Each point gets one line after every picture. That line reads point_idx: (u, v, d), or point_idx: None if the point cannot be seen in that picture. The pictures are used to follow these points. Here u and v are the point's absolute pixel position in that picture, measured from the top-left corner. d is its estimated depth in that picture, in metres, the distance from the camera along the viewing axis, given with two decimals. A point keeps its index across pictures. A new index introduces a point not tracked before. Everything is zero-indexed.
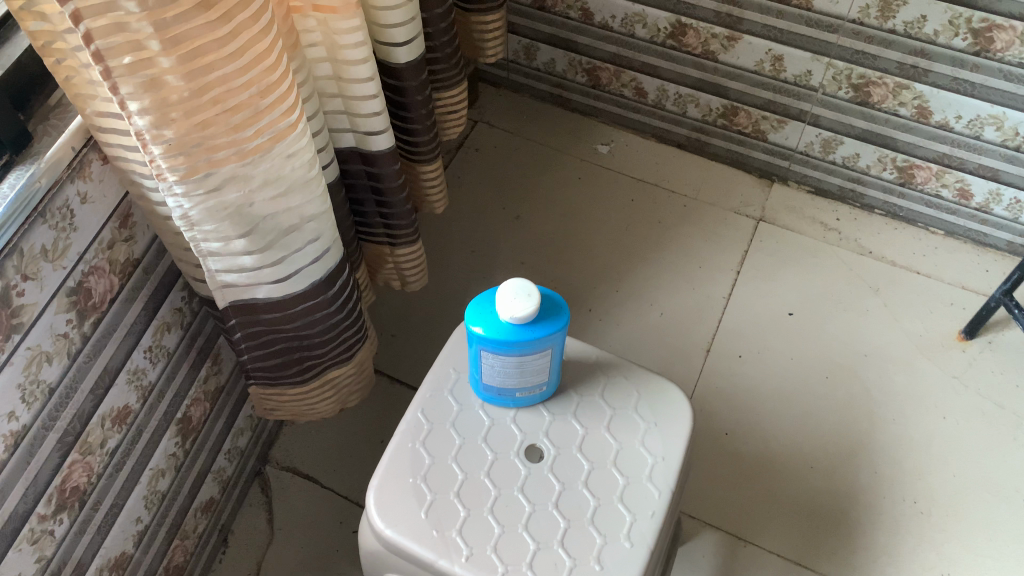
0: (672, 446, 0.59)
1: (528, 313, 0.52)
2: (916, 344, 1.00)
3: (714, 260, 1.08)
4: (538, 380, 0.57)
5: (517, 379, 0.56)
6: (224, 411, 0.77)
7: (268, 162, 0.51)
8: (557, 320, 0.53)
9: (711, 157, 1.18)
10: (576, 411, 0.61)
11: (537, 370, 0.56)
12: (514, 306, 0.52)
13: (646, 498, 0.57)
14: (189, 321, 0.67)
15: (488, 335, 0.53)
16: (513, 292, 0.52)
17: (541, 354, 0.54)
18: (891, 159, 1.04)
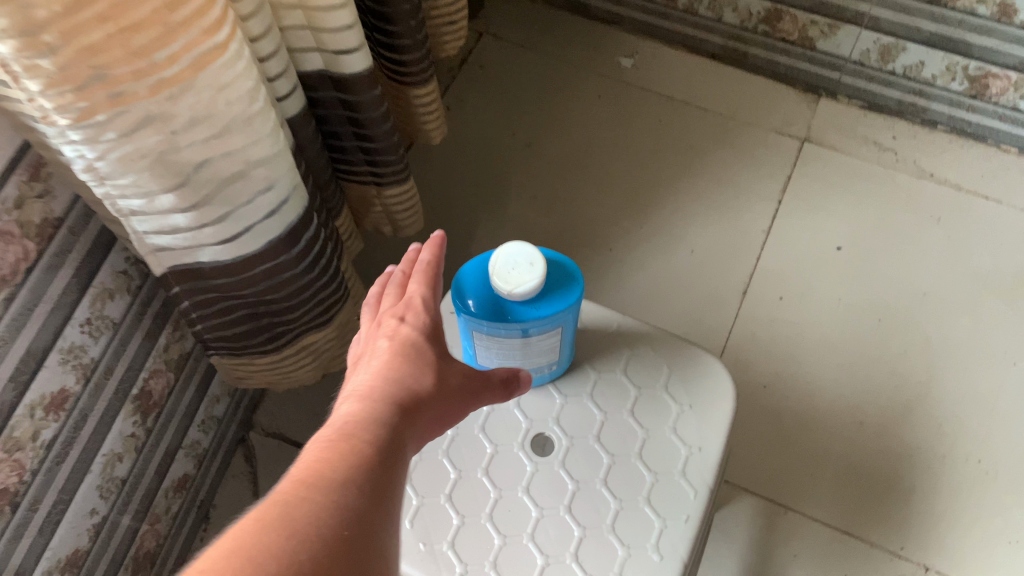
0: (710, 435, 0.50)
1: (530, 288, 0.43)
2: (983, 280, 0.88)
3: (752, 189, 0.96)
4: (544, 362, 0.49)
5: (521, 358, 0.48)
6: (193, 379, 0.68)
7: (193, 95, 0.40)
8: (569, 293, 0.45)
9: (750, 70, 1.04)
10: (594, 392, 0.52)
11: (544, 350, 0.48)
12: (513, 282, 0.43)
13: (679, 499, 0.48)
14: (138, 284, 0.58)
15: (485, 310, 0.45)
16: (511, 263, 0.44)
17: (548, 333, 0.46)
18: (962, 67, 0.91)
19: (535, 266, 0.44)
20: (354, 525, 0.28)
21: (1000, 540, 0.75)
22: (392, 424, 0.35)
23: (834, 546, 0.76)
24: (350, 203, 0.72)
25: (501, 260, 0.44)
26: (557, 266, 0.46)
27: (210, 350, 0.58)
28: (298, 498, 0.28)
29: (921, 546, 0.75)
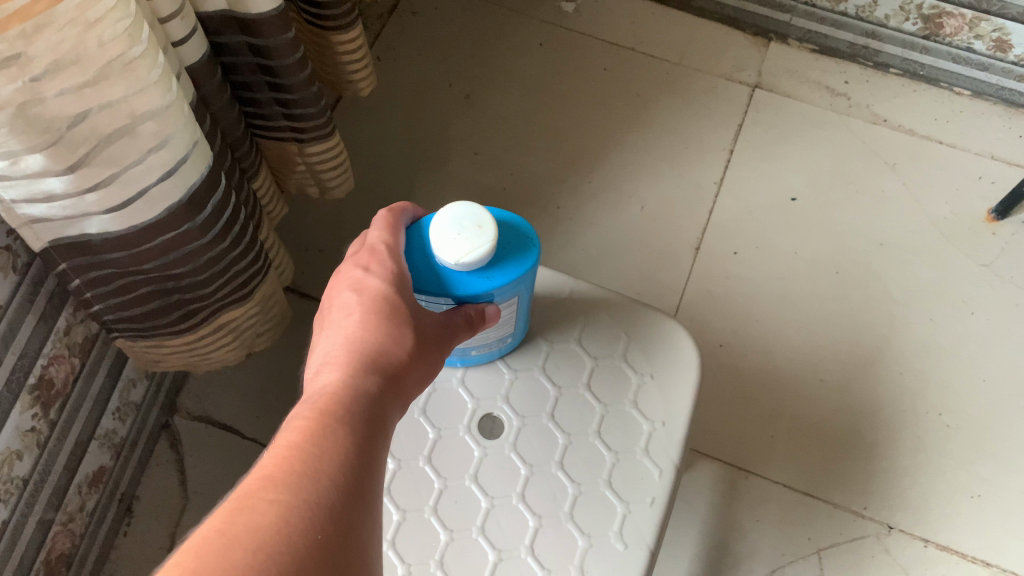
0: (672, 409, 0.48)
1: (478, 254, 0.39)
2: (939, 228, 0.86)
3: (702, 139, 0.91)
4: (501, 334, 0.46)
5: (475, 334, 0.45)
6: (102, 364, 0.61)
7: (55, 34, 0.33)
8: (526, 258, 0.42)
9: (697, 13, 0.99)
10: (547, 367, 0.50)
11: (500, 321, 0.45)
12: (459, 249, 0.39)
13: (643, 481, 0.47)
14: (25, 261, 0.51)
15: (431, 285, 0.41)
16: (456, 227, 0.39)
17: (505, 302, 0.43)
18: (915, 6, 0.87)
19: (479, 226, 0.39)
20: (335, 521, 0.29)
21: (963, 495, 0.74)
22: (368, 399, 0.35)
23: (797, 509, 0.74)
24: (268, 162, 0.66)
25: (440, 228, 0.39)
26: (507, 227, 0.42)
27: (113, 334, 0.52)
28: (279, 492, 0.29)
29: (884, 503, 0.74)
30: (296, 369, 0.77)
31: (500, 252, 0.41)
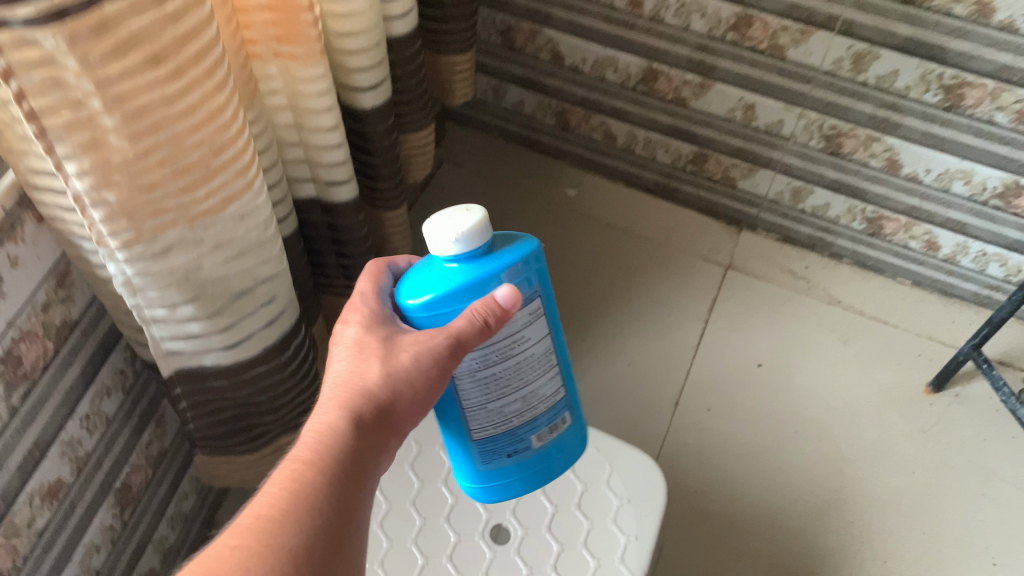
0: (645, 524, 0.58)
1: (470, 225, 0.43)
2: (886, 397, 0.99)
3: (684, 308, 1.06)
4: (543, 380, 0.50)
5: (520, 382, 0.48)
6: (168, 475, 0.72)
7: (220, 224, 0.47)
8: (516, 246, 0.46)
9: (681, 203, 1.16)
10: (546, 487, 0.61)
11: (540, 357, 0.49)
12: (454, 225, 0.43)
13: None
14: (132, 382, 0.63)
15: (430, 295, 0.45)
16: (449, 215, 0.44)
17: (533, 307, 0.47)
18: (861, 210, 1.02)
19: (464, 211, 0.44)
20: (301, 546, 0.38)
21: None
22: (337, 435, 0.43)
23: None
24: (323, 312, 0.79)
25: (430, 225, 0.44)
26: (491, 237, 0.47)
27: (195, 448, 0.63)
28: (253, 526, 0.38)
29: None
30: None
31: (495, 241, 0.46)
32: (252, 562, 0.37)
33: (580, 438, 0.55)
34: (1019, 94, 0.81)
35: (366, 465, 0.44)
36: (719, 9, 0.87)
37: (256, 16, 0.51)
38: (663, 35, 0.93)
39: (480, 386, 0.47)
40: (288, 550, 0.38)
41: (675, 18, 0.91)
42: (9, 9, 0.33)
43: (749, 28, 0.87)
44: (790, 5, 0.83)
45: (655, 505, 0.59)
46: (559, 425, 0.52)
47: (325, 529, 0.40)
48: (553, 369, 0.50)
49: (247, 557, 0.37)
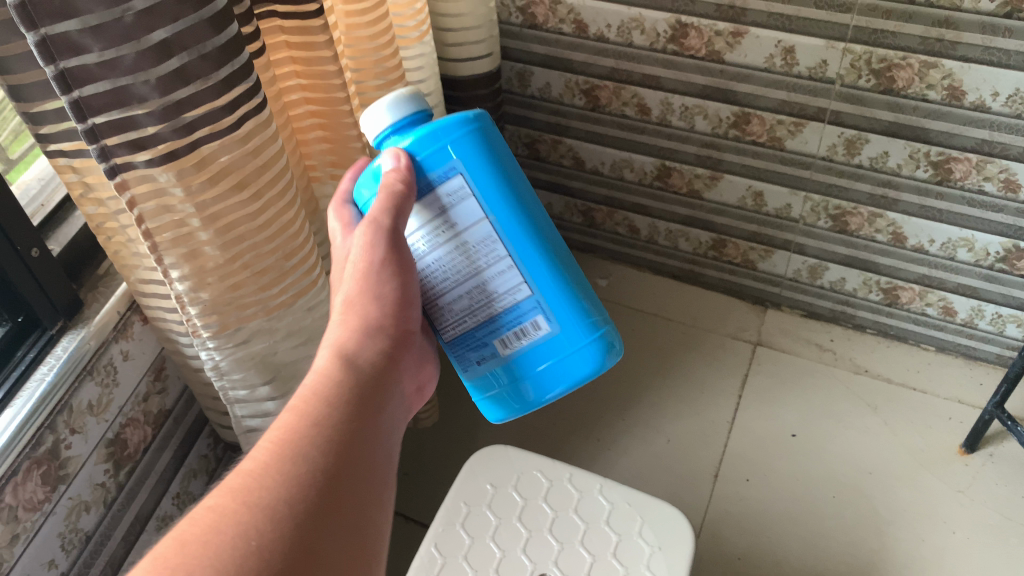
0: (675, 570, 0.68)
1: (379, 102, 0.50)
2: (918, 458, 1.02)
3: (716, 385, 1.12)
4: (489, 274, 0.51)
5: (457, 276, 0.52)
6: None
7: (290, 315, 0.58)
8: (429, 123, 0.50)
9: (706, 286, 1.24)
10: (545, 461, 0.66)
11: (478, 247, 0.50)
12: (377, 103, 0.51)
13: None
14: (214, 466, 0.82)
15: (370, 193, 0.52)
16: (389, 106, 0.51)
17: (456, 183, 0.49)
18: (875, 281, 1.08)
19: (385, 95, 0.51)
20: (287, 496, 0.37)
21: None
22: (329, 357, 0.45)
23: None
24: None
25: (368, 121, 0.51)
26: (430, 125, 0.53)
27: None
28: (235, 482, 0.37)
29: None
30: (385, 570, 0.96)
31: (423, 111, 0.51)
32: (235, 523, 0.35)
33: (575, 350, 0.53)
34: (1002, 164, 0.87)
35: (361, 413, 0.42)
36: (718, 110, 0.97)
37: (315, 146, 0.64)
38: (671, 136, 1.03)
39: (424, 282, 0.53)
40: (271, 503, 0.36)
41: (680, 121, 1.01)
42: (133, 155, 0.44)
43: (748, 124, 0.97)
44: (781, 101, 0.93)
45: (682, 554, 0.69)
46: (532, 332, 0.52)
47: (318, 478, 0.38)
48: (501, 262, 0.51)
49: (228, 514, 0.36)
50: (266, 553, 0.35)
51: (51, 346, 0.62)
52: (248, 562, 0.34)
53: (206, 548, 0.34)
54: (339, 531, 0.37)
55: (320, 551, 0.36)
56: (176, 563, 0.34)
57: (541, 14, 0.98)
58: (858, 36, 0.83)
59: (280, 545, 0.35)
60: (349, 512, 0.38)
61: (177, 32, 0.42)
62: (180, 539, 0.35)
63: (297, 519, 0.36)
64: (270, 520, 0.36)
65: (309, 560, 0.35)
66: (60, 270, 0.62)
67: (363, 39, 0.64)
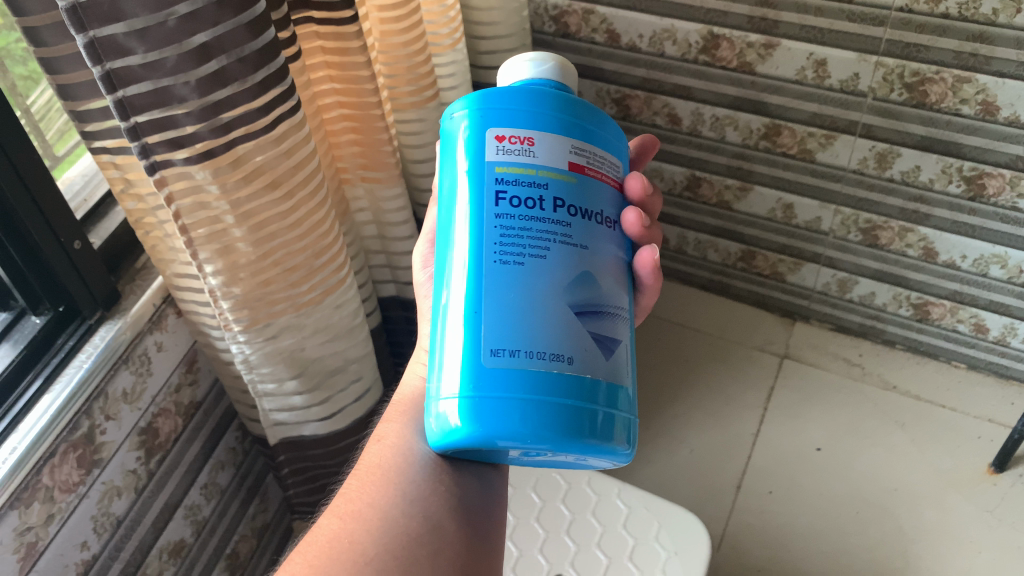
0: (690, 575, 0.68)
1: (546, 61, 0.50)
2: (945, 477, 1.01)
3: (742, 397, 1.12)
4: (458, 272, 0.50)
5: None
6: (254, 541, 0.89)
7: (318, 312, 0.60)
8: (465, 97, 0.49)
9: (734, 298, 1.24)
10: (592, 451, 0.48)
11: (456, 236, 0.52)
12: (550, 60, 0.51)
13: None
14: (241, 459, 0.84)
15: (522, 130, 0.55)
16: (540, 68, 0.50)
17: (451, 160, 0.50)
18: (906, 296, 1.07)
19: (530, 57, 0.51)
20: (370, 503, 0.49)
21: None
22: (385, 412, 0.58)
23: None
24: None
25: (506, 74, 0.51)
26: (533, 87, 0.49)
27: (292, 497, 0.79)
28: (334, 506, 0.50)
29: None
30: None
31: (549, 78, 0.50)
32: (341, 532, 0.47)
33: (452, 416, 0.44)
34: None
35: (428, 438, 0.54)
36: (749, 121, 0.97)
37: (347, 149, 0.66)
38: (701, 146, 1.04)
39: None
40: (359, 510, 0.48)
41: (710, 131, 1.01)
42: (172, 153, 0.46)
43: (779, 136, 0.97)
44: (812, 114, 0.93)
45: (698, 559, 0.70)
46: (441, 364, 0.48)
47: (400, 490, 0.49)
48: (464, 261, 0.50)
49: (338, 527, 0.47)
50: (367, 547, 0.46)
51: (89, 334, 0.64)
52: (353, 554, 0.45)
53: (323, 550, 0.46)
54: (430, 528, 0.48)
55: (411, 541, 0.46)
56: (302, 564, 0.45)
57: (574, 23, 0.99)
58: (891, 49, 0.83)
59: (376, 541, 0.46)
60: (436, 514, 0.49)
61: (217, 36, 0.43)
62: (302, 550, 0.47)
63: (381, 515, 0.48)
64: (363, 527, 0.47)
65: (403, 548, 0.46)
66: (100, 262, 0.65)
67: (398, 46, 0.66)
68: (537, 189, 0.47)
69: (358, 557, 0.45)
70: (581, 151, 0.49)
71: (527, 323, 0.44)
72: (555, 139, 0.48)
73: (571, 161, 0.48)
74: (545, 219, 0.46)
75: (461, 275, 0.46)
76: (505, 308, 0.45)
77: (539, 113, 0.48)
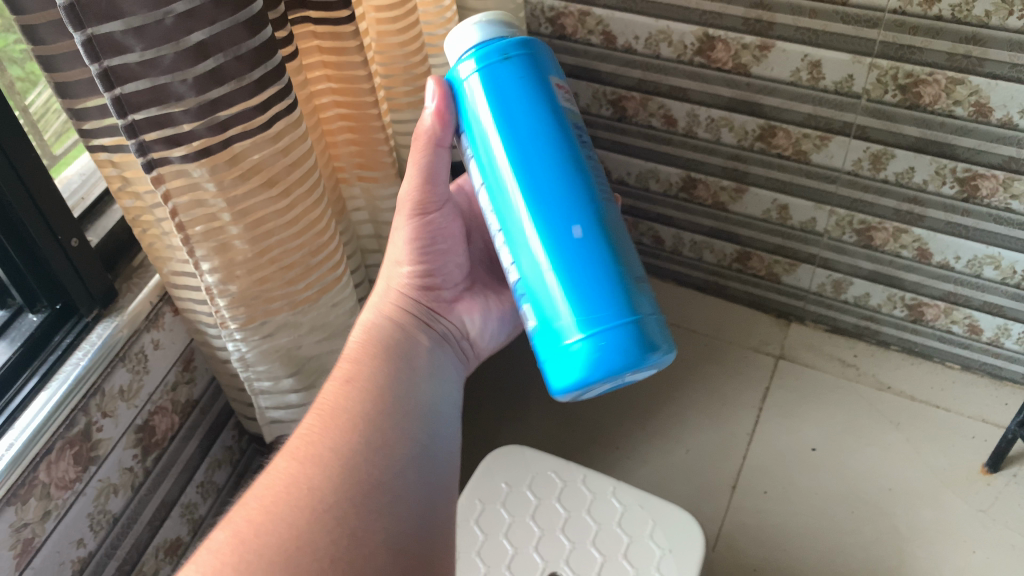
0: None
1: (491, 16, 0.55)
2: (940, 477, 1.01)
3: (738, 397, 1.12)
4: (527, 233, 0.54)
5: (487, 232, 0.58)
6: None
7: (315, 310, 0.60)
8: (483, 52, 0.53)
9: (729, 298, 1.24)
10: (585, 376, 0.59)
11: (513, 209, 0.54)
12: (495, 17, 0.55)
13: None
14: (238, 458, 0.84)
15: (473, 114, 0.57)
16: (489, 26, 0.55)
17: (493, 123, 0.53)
18: (900, 297, 1.08)
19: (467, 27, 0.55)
20: (331, 446, 0.50)
21: None
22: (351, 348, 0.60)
23: None
24: None
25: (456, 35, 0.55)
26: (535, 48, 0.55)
27: None
28: (296, 443, 0.51)
29: None
30: None
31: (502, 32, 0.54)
32: (300, 476, 0.48)
33: (580, 344, 0.52)
34: None
35: (391, 387, 0.55)
36: (744, 122, 0.98)
37: (344, 149, 0.66)
38: (697, 147, 1.04)
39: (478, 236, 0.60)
40: (320, 454, 0.49)
41: (706, 132, 1.02)
42: (169, 150, 0.46)
43: (774, 137, 0.97)
44: (807, 115, 0.93)
45: (693, 557, 0.70)
46: (539, 316, 0.55)
47: (361, 437, 0.51)
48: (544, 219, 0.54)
49: (297, 469, 0.49)
50: (322, 495, 0.47)
51: (86, 332, 0.65)
52: (312, 500, 0.47)
53: (280, 495, 0.47)
54: (386, 475, 0.49)
55: (366, 490, 0.48)
56: (259, 509, 0.47)
57: (571, 25, 0.99)
58: (885, 50, 0.83)
59: (331, 488, 0.48)
60: (393, 463, 0.50)
61: (214, 34, 0.44)
62: (263, 491, 0.49)
63: (341, 461, 0.49)
64: (321, 472, 0.48)
65: (358, 497, 0.48)
66: (97, 260, 0.65)
67: (394, 46, 0.66)
68: (587, 142, 0.56)
69: (316, 506, 0.47)
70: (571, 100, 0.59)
71: (623, 262, 0.54)
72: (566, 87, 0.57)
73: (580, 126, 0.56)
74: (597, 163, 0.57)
75: (578, 219, 0.53)
76: (607, 253, 0.53)
77: (550, 64, 0.56)
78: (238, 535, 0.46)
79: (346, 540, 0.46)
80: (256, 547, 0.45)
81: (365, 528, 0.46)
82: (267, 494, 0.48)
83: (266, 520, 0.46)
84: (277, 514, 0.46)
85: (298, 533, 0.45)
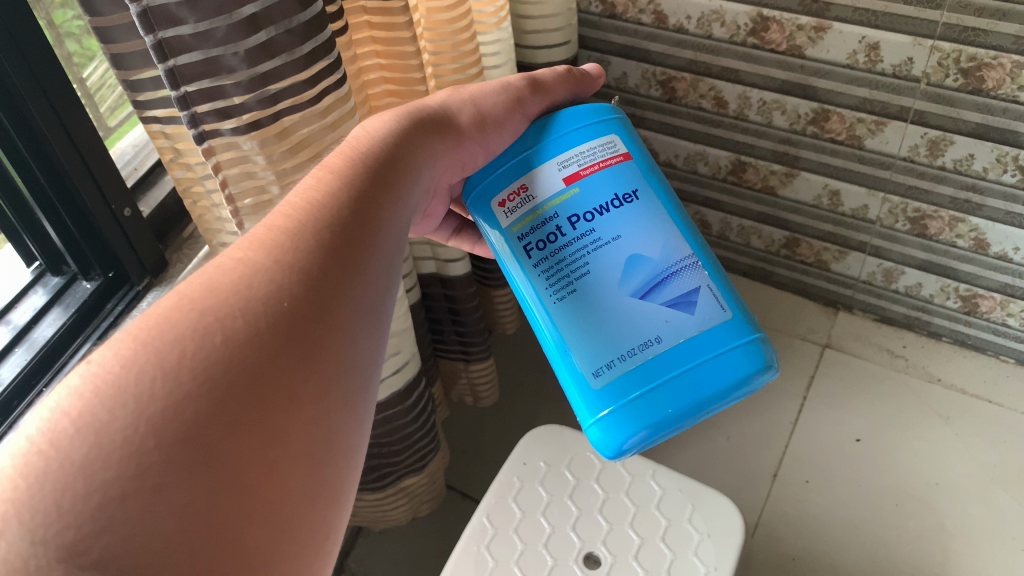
0: (722, 559, 0.68)
1: None
2: (991, 474, 0.99)
3: (781, 385, 1.11)
4: None
5: None
6: None
7: None
8: None
9: (777, 286, 1.22)
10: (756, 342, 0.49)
11: None
12: None
13: None
14: None
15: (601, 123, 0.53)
16: None
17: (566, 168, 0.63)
18: (954, 288, 1.05)
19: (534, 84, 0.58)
20: (278, 293, 0.36)
21: None
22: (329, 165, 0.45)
23: None
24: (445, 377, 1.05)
25: None
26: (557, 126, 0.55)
27: None
28: (234, 269, 0.37)
29: None
30: (438, 542, 1.00)
31: None
32: (177, 340, 0.32)
33: None
34: None
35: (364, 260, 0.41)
36: (797, 106, 0.96)
37: None
38: (748, 130, 1.02)
39: None
40: (260, 296, 0.35)
41: (757, 115, 1.00)
42: (220, 122, 0.47)
43: (827, 121, 0.95)
44: (862, 99, 0.91)
45: (731, 544, 0.69)
46: None
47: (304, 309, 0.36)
48: None
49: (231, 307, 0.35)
50: (175, 399, 0.31)
51: (137, 300, 0.68)
52: (226, 366, 0.33)
53: (130, 366, 0.31)
54: (298, 363, 0.35)
55: (224, 416, 0.32)
56: (93, 384, 0.31)
57: (621, 4, 0.98)
58: (948, 33, 0.80)
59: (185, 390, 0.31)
60: (314, 351, 0.36)
61: (266, 7, 0.44)
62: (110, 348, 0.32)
63: (278, 320, 0.35)
64: (202, 354, 0.32)
65: (274, 376, 0.34)
66: (147, 230, 0.68)
67: (443, 23, 0.66)
68: (550, 223, 0.50)
69: (230, 370, 0.33)
70: (564, 162, 0.50)
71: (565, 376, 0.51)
72: (539, 171, 0.50)
73: (563, 175, 0.50)
74: (569, 240, 0.49)
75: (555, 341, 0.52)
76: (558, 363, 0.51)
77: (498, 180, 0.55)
78: (55, 418, 0.30)
79: (200, 480, 0.30)
80: (68, 455, 0.29)
81: (230, 472, 0.31)
82: (197, 325, 0.33)
83: (152, 367, 0.31)
84: (114, 403, 0.30)
85: (132, 457, 0.29)
